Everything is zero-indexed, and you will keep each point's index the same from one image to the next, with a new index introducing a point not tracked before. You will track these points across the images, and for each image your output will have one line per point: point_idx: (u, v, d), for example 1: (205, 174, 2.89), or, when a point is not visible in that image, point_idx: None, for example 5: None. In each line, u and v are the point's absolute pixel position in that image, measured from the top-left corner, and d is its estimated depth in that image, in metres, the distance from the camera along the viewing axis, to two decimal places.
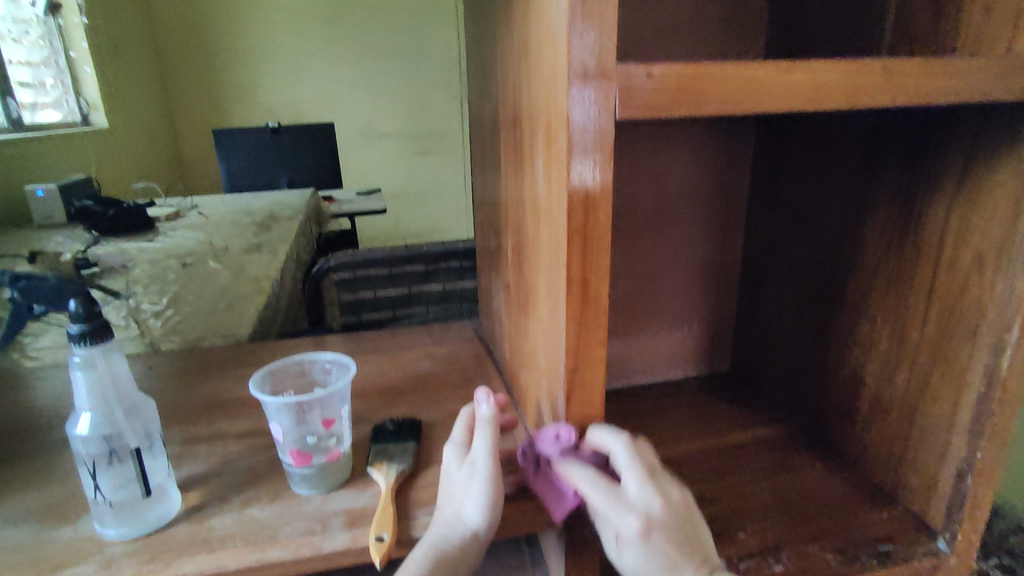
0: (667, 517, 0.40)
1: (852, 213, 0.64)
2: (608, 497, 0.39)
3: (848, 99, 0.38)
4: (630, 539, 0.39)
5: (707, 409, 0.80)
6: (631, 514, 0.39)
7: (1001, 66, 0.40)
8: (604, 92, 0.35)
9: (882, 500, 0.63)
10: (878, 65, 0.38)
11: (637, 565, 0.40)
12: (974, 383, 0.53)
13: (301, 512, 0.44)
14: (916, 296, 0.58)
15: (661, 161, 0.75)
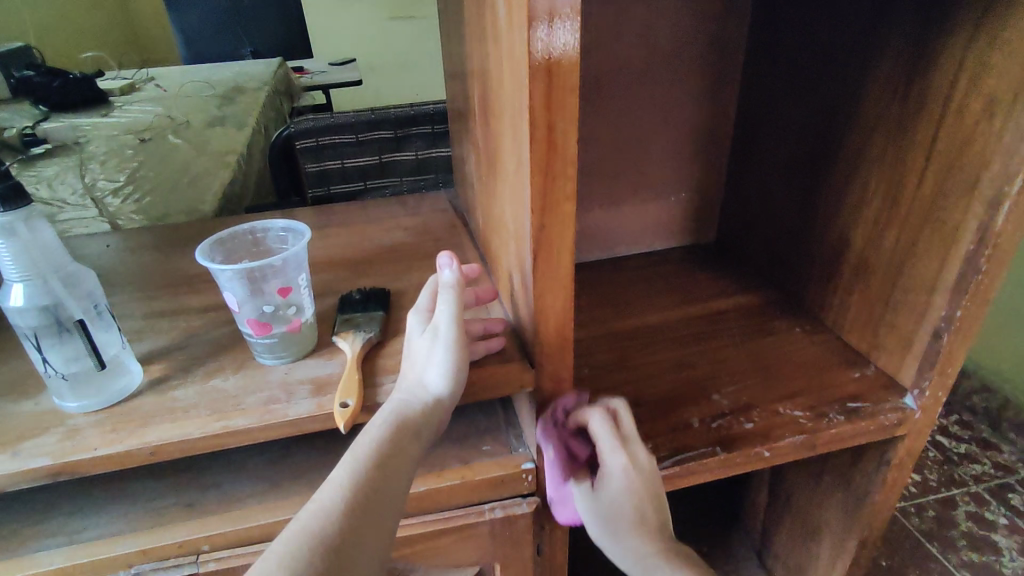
0: (647, 474, 0.44)
1: (855, 61, 0.58)
2: (609, 437, 0.45)
3: None
4: (612, 474, 0.44)
5: (689, 278, 0.79)
6: (623, 452, 0.44)
7: None
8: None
9: (855, 362, 0.64)
10: None
11: (613, 498, 0.43)
12: (965, 240, 0.51)
13: (268, 382, 0.43)
14: (915, 151, 0.54)
15: (649, 6, 0.67)
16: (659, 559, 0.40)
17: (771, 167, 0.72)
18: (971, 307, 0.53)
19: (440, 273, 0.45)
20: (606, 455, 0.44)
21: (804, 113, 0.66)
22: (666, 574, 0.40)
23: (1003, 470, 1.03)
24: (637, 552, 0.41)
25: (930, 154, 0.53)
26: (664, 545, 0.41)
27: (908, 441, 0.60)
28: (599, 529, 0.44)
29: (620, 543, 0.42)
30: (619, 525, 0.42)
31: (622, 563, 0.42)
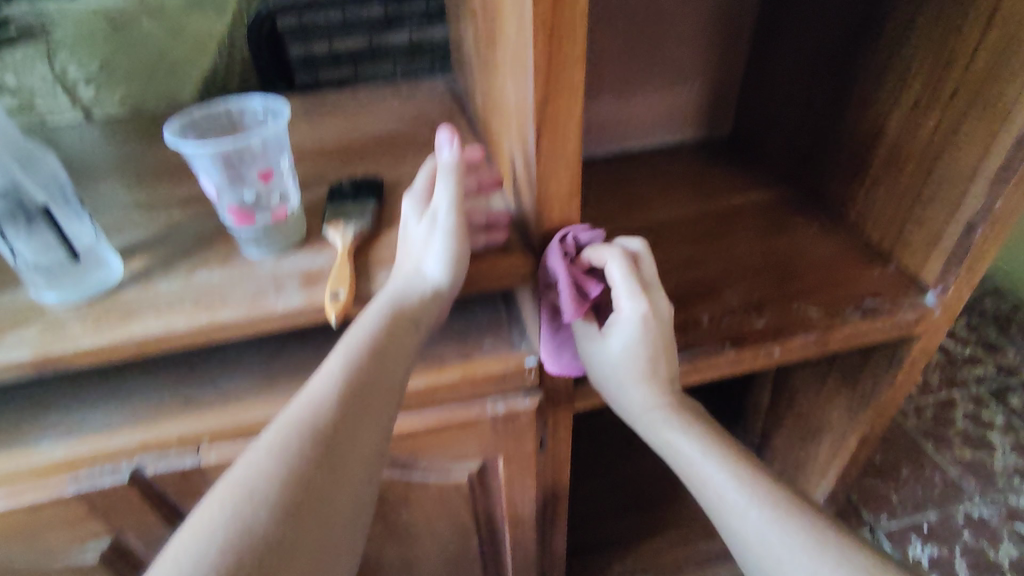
0: (663, 326, 0.42)
1: None
2: (627, 281, 0.41)
3: None
4: (628, 321, 0.41)
5: (703, 174, 0.74)
6: (641, 301, 0.41)
7: None
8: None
9: (876, 260, 0.60)
10: None
11: (623, 352, 0.43)
12: (1017, 122, 0.46)
13: (255, 274, 0.40)
14: (970, 20, 0.48)
15: None
16: (663, 413, 0.44)
17: (800, 47, 0.65)
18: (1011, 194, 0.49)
19: (439, 154, 0.42)
20: (623, 300, 0.41)
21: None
22: (668, 425, 0.44)
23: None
24: (641, 403, 0.44)
25: (987, 19, 0.47)
26: (667, 397, 0.44)
27: (924, 342, 0.58)
28: (603, 371, 0.44)
29: (626, 390, 0.44)
30: (627, 376, 0.44)
31: (624, 408, 0.46)
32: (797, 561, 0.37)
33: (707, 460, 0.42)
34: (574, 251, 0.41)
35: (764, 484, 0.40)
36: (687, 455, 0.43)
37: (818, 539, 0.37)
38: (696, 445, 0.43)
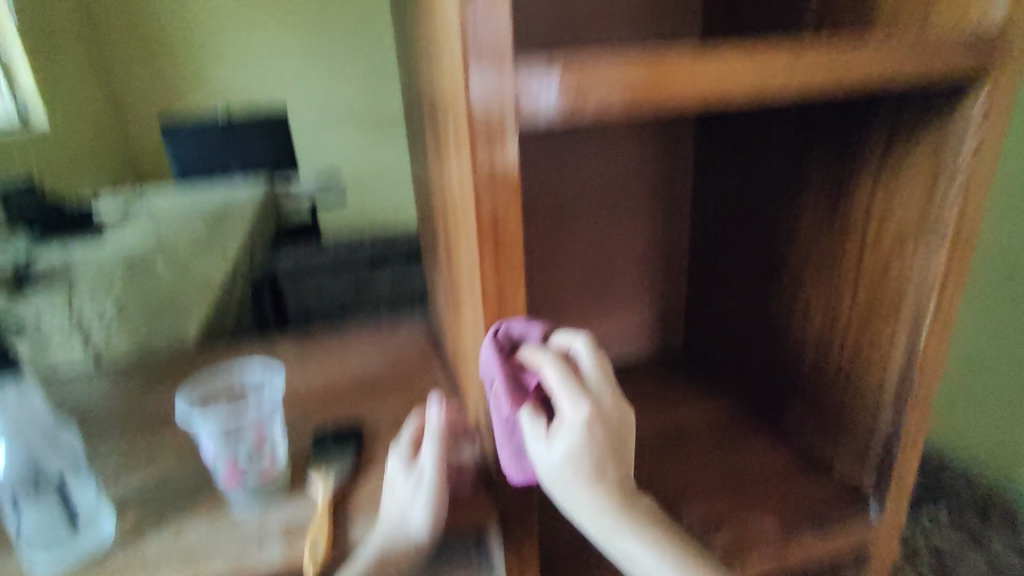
0: (608, 426, 0.42)
1: (788, 196, 0.64)
2: (563, 380, 0.41)
3: (756, 95, 0.40)
4: (573, 430, 0.41)
5: (657, 390, 0.81)
6: (583, 404, 0.41)
7: (906, 53, 0.42)
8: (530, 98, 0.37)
9: (821, 471, 0.66)
10: (784, 63, 0.40)
11: (567, 456, 0.41)
12: (898, 357, 0.56)
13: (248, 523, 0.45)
14: (846, 276, 0.60)
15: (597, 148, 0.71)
16: (622, 520, 0.44)
17: (717, 252, 0.76)
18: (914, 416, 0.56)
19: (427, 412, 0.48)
20: (566, 405, 0.41)
21: (746, 255, 0.71)
22: (627, 533, 0.44)
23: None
24: (597, 509, 0.43)
25: (857, 278, 0.59)
26: (620, 492, 0.44)
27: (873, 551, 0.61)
28: (550, 482, 0.43)
29: (580, 496, 0.43)
30: (574, 477, 0.42)
31: (575, 513, 0.44)
32: None
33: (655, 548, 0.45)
34: (514, 343, 0.43)
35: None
36: (638, 549, 0.45)
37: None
38: (644, 542, 0.45)
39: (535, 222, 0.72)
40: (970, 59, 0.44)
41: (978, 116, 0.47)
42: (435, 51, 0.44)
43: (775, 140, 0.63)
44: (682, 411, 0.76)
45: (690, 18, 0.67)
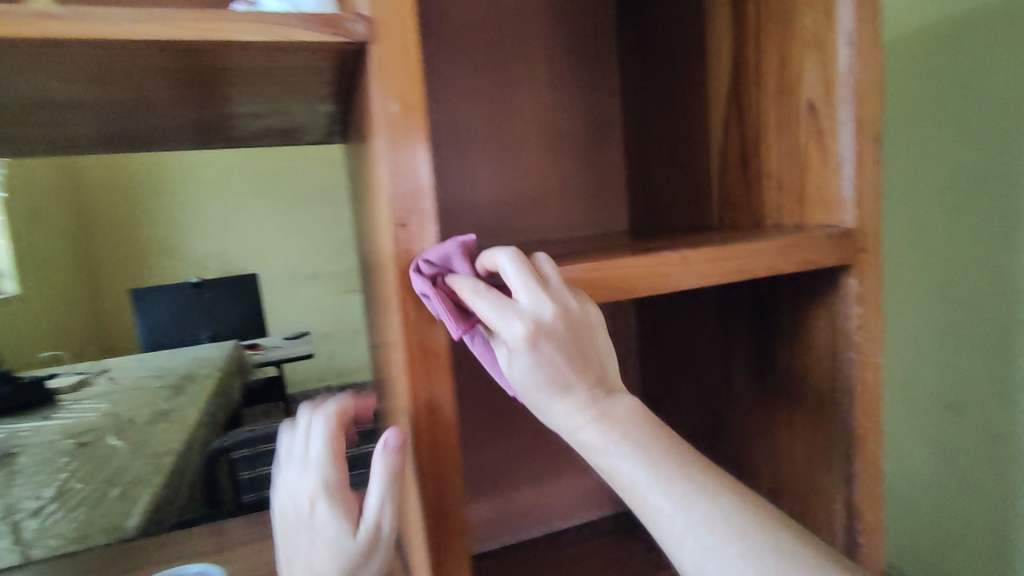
0: (558, 331, 0.41)
1: (716, 360, 0.70)
2: (492, 305, 0.41)
3: (657, 284, 0.47)
4: (519, 349, 0.41)
5: (621, 546, 0.82)
6: (516, 322, 0.41)
7: (782, 244, 0.49)
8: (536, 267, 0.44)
9: None
10: (675, 258, 0.47)
11: (523, 377, 0.42)
12: (840, 514, 0.56)
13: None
14: (781, 431, 0.62)
15: None
16: (602, 431, 0.42)
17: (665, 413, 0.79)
18: None
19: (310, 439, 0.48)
20: (501, 327, 0.41)
21: (692, 416, 0.75)
22: (603, 430, 0.42)
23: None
24: (577, 418, 0.42)
25: (792, 437, 0.61)
26: (594, 399, 0.43)
27: None
28: (523, 395, 0.43)
29: (555, 406, 0.43)
30: (542, 392, 0.42)
31: (553, 422, 0.43)
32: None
33: (648, 476, 0.41)
34: (440, 274, 0.42)
35: (749, 523, 0.40)
36: (629, 476, 0.41)
37: (757, 545, 0.39)
38: (632, 462, 0.41)
39: (483, 400, 0.82)
40: (837, 247, 0.50)
41: (856, 288, 0.51)
42: (378, 264, 0.50)
43: (699, 311, 0.71)
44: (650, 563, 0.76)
45: (615, 224, 0.86)
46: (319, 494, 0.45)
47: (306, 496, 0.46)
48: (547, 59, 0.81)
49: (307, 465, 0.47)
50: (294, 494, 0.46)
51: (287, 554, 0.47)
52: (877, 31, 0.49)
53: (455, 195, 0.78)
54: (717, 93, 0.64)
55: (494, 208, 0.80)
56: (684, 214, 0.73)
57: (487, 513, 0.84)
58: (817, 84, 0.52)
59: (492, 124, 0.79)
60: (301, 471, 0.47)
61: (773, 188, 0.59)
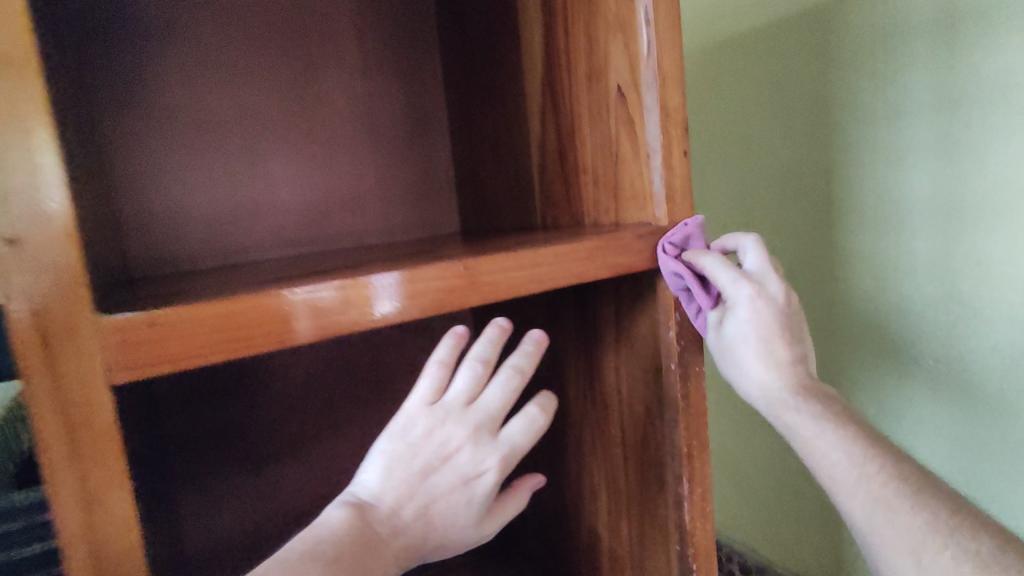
0: (777, 305, 0.46)
1: (551, 373, 0.64)
2: (728, 271, 0.46)
3: (437, 302, 0.40)
4: (745, 309, 0.45)
5: None
6: (745, 286, 0.46)
7: (584, 251, 0.44)
8: (289, 303, 0.36)
9: None
10: (459, 266, 0.40)
11: (738, 334, 0.46)
12: (673, 538, 0.52)
13: (380, 538, 0.43)
14: (615, 449, 0.58)
15: (367, 353, 0.77)
16: (790, 393, 0.45)
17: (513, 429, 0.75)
18: None
19: (414, 419, 0.46)
20: (729, 286, 0.46)
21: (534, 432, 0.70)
22: (794, 393, 0.45)
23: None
24: (773, 381, 0.45)
25: (625, 453, 0.56)
26: (796, 365, 0.46)
27: None
28: (726, 357, 0.47)
29: (752, 368, 0.46)
30: (753, 352, 0.46)
31: (749, 384, 0.46)
32: (896, 539, 0.39)
33: (831, 436, 0.43)
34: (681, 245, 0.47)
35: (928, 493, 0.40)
36: (810, 435, 0.44)
37: (932, 503, 0.39)
38: (819, 423, 0.44)
39: (305, 435, 0.74)
40: (648, 248, 0.46)
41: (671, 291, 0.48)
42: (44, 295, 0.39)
43: (532, 317, 0.66)
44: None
45: (448, 227, 0.78)
46: (496, 459, 0.47)
47: (487, 462, 0.47)
48: (356, 37, 0.70)
49: (481, 428, 0.47)
50: (463, 456, 0.46)
51: (416, 513, 0.45)
52: (678, 14, 0.45)
53: (252, 195, 0.66)
54: (532, 82, 0.59)
55: (299, 209, 0.69)
56: (511, 214, 0.67)
57: None
58: (623, 68, 0.47)
59: (290, 112, 0.67)
60: (477, 439, 0.47)
61: (589, 185, 0.54)
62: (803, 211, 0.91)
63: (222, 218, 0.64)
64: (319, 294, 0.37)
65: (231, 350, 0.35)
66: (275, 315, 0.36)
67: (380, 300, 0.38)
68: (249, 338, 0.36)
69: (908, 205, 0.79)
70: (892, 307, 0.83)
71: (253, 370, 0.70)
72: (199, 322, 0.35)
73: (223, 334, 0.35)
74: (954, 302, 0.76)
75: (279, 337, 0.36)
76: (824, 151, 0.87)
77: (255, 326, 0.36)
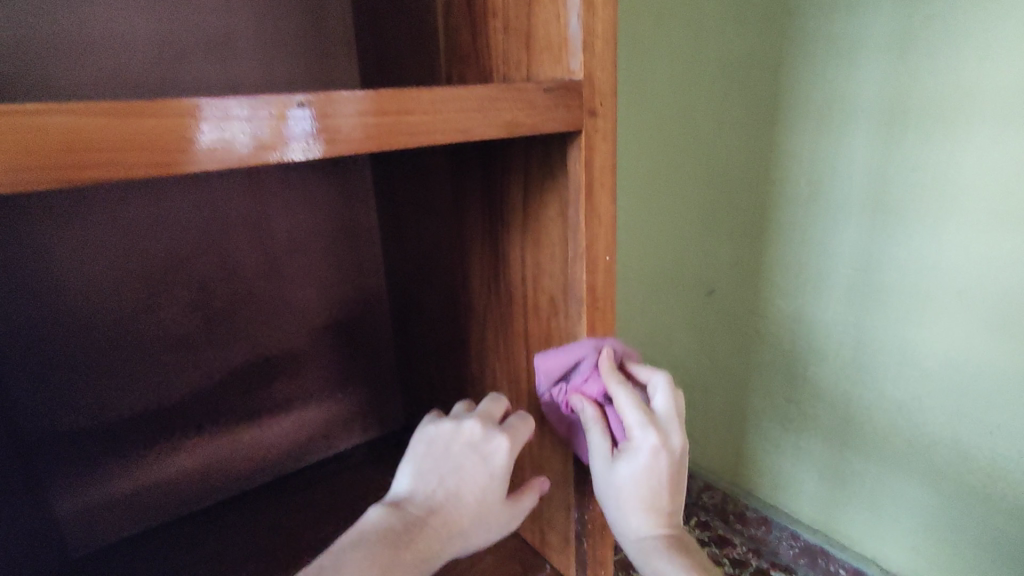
0: (672, 460, 0.44)
1: (454, 259, 0.57)
2: (640, 415, 0.44)
3: (268, 146, 0.31)
4: (637, 456, 0.43)
5: (370, 487, 0.69)
6: (647, 434, 0.44)
7: (474, 100, 0.35)
8: (177, 125, 0.29)
9: (530, 562, 0.57)
10: (307, 103, 0.32)
11: (627, 478, 0.44)
12: (570, 438, 0.49)
13: (419, 521, 0.44)
14: (517, 345, 0.52)
15: (247, 224, 0.64)
16: (661, 545, 0.44)
17: (417, 321, 0.69)
18: (595, 507, 0.49)
19: (429, 432, 0.49)
20: (636, 430, 0.44)
21: (436, 326, 0.63)
22: (656, 544, 0.44)
23: (740, 567, 0.99)
24: (648, 532, 0.44)
25: (526, 350, 0.51)
26: (665, 529, 0.45)
27: None
28: (609, 495, 0.45)
29: (631, 519, 0.44)
30: (629, 497, 0.44)
31: (622, 535, 0.45)
32: None
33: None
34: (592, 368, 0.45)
35: None
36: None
37: None
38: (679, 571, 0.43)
39: (171, 324, 0.62)
40: (559, 108, 0.38)
41: (581, 163, 0.41)
42: None
43: (436, 191, 0.56)
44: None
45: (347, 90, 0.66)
46: (506, 434, 0.48)
47: (500, 444, 0.47)
48: None
49: (490, 421, 0.49)
50: (476, 434, 0.48)
51: (449, 492, 0.46)
52: None
53: (78, 22, 0.52)
54: None
55: (148, 52, 0.55)
56: (413, 73, 0.56)
57: (188, 469, 0.66)
58: None
59: None
60: (488, 423, 0.48)
61: (498, 31, 0.44)
62: (748, 102, 0.86)
63: (35, 46, 0.50)
64: (222, 124, 0.30)
65: (74, 178, 0.28)
66: (157, 138, 0.29)
67: (292, 147, 0.32)
68: (111, 163, 0.28)
69: (856, 102, 0.75)
70: (828, 209, 0.82)
71: (97, 237, 0.56)
72: (43, 135, 0.27)
73: (79, 154, 0.27)
74: (880, 209, 0.76)
75: (153, 169, 0.29)
76: (777, 35, 0.81)
77: (120, 149, 0.28)
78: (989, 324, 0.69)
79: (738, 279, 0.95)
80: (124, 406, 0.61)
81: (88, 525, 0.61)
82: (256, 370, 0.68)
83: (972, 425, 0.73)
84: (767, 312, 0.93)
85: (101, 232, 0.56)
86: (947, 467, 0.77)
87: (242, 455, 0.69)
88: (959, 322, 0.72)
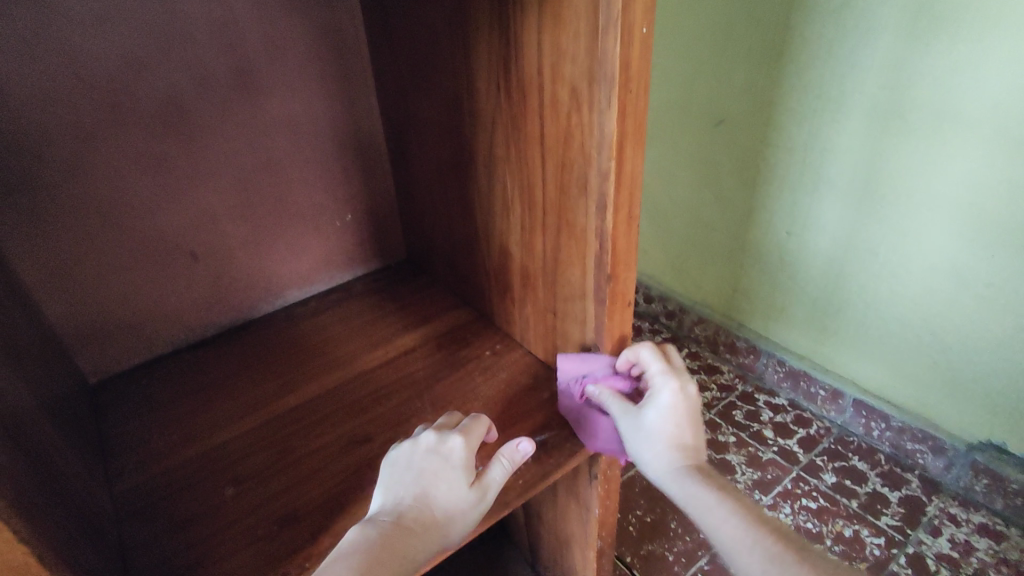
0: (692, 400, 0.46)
1: (456, 58, 0.51)
2: (661, 365, 0.47)
3: None
4: (661, 397, 0.46)
5: (375, 315, 0.68)
6: (668, 377, 0.46)
7: None
8: None
9: (545, 378, 0.57)
10: None
11: (653, 413, 0.46)
12: (590, 247, 0.46)
13: (386, 533, 0.40)
14: (531, 150, 0.48)
15: (215, 22, 0.56)
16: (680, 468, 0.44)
17: (415, 140, 0.63)
18: (614, 316, 0.48)
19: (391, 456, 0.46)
20: (658, 374, 0.47)
21: (441, 140, 0.58)
22: (690, 475, 0.43)
23: (727, 389, 1.06)
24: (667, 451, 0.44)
25: (542, 155, 0.47)
26: (692, 456, 0.45)
27: (606, 457, 0.55)
28: (633, 432, 0.46)
29: (650, 441, 0.45)
30: (660, 436, 0.45)
31: (650, 469, 0.45)
32: None
33: (723, 507, 0.41)
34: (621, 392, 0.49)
35: None
36: (692, 494, 0.42)
37: None
38: (709, 489, 0.42)
39: (147, 141, 0.56)
40: None
41: None
42: None
43: None
44: (396, 325, 0.66)
45: None
46: (460, 430, 0.46)
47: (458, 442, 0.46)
48: None
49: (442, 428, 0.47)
50: (433, 440, 0.46)
51: (415, 499, 0.42)
52: None
53: None
54: None
55: None
56: None
57: (189, 296, 0.64)
58: None
59: None
60: (441, 429, 0.47)
61: None
62: None
63: None
64: None
65: None
66: None
67: None
68: None
69: None
70: (861, 13, 0.73)
71: (42, 33, 0.48)
72: None
73: None
74: (919, 18, 0.69)
75: None
76: None
77: None
78: (1010, 142, 0.66)
79: (750, 106, 0.89)
80: (110, 231, 0.57)
81: (95, 349, 0.61)
82: (245, 195, 0.64)
83: (973, 247, 0.73)
84: (778, 142, 0.88)
85: (43, 28, 0.48)
86: (941, 292, 0.78)
87: (242, 285, 0.67)
88: (980, 143, 0.69)
